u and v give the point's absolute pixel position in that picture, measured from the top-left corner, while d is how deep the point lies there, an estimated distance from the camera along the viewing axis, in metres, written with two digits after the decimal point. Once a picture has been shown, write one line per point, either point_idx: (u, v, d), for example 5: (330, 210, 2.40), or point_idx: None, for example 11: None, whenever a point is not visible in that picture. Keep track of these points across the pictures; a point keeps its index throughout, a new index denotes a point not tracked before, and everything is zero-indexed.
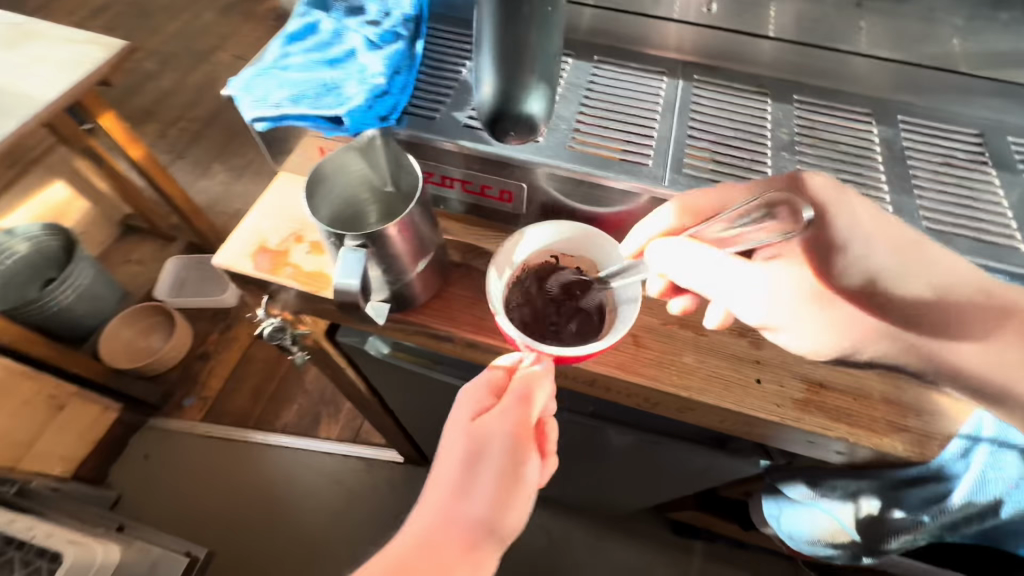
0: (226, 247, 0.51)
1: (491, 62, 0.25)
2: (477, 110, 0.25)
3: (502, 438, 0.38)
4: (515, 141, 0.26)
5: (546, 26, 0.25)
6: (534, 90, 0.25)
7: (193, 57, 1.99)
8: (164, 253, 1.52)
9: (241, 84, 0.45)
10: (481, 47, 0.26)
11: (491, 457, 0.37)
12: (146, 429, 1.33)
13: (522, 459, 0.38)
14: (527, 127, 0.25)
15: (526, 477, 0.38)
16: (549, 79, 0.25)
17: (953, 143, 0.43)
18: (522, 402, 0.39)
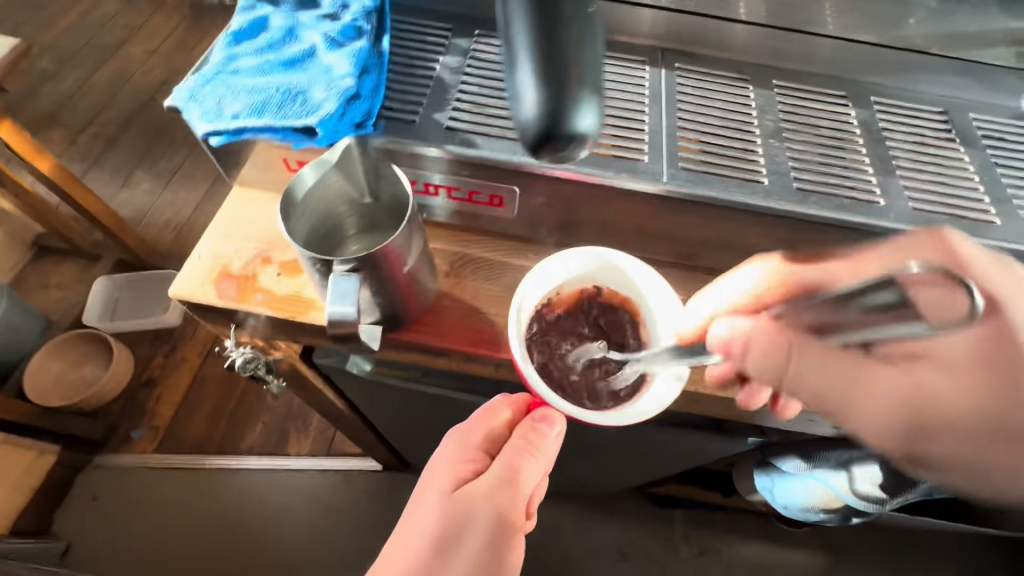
0: (182, 274, 0.46)
1: (534, 75, 0.22)
2: (521, 129, 0.23)
3: (484, 513, 0.41)
4: (560, 159, 0.24)
5: (587, 31, 0.23)
6: (583, 103, 0.22)
7: (98, 53, 1.79)
8: (88, 274, 1.38)
9: (188, 94, 0.40)
10: (518, 56, 0.23)
11: (473, 528, 0.41)
12: (91, 470, 1.21)
13: (501, 536, 0.41)
14: (575, 140, 0.23)
15: (502, 554, 0.41)
16: (597, 90, 0.23)
17: (925, 122, 0.45)
18: (511, 481, 0.43)
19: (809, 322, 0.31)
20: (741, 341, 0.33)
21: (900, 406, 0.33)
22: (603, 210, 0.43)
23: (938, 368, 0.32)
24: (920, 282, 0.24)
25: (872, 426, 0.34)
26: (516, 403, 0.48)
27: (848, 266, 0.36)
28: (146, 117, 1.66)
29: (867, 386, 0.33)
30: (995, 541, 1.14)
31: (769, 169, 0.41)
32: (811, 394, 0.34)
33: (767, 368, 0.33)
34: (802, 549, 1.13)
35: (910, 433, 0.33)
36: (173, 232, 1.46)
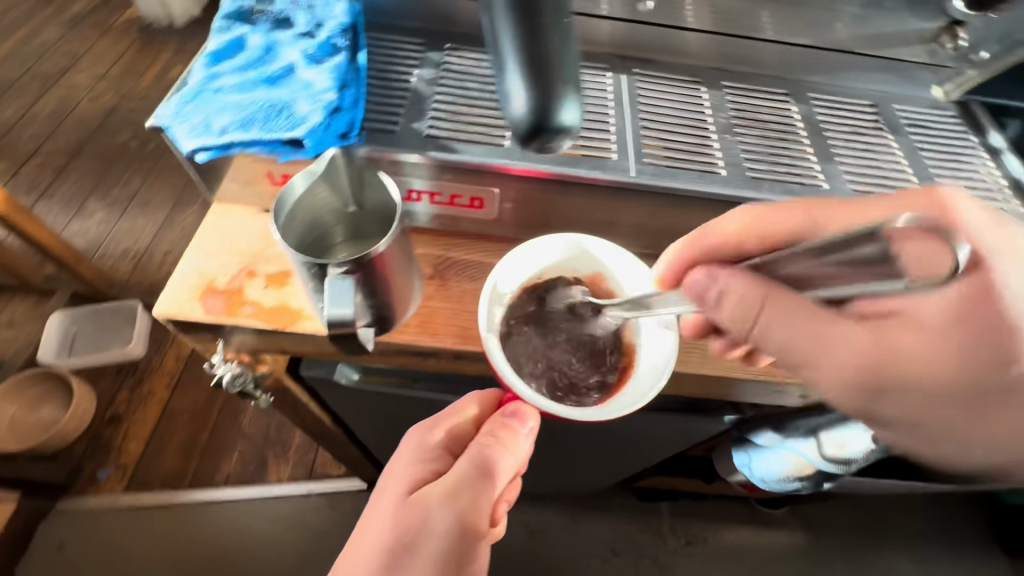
0: (166, 292, 0.46)
1: (520, 74, 0.25)
2: (512, 122, 0.26)
3: (441, 517, 0.43)
4: (546, 148, 0.27)
5: (562, 33, 0.27)
6: (564, 99, 0.26)
7: (41, 82, 1.73)
8: (41, 309, 1.33)
9: (171, 112, 0.40)
10: (503, 59, 0.26)
11: (431, 533, 0.42)
12: (54, 516, 1.15)
13: (462, 540, 0.42)
14: (561, 132, 0.26)
15: (462, 557, 0.42)
16: (576, 86, 0.26)
17: (857, 114, 0.50)
18: (474, 485, 0.44)
19: (793, 276, 0.34)
20: (716, 289, 0.36)
21: (862, 362, 0.33)
22: (576, 207, 0.46)
23: (907, 327, 0.32)
24: (906, 236, 0.24)
25: (833, 380, 0.35)
26: (484, 399, 0.49)
27: (837, 217, 0.38)
28: (97, 145, 1.60)
29: (834, 344, 0.33)
30: (958, 506, 1.22)
31: (725, 161, 0.45)
32: (773, 347, 0.35)
33: (740, 316, 0.35)
34: (782, 530, 1.18)
35: (869, 388, 0.34)
36: (131, 261, 1.41)
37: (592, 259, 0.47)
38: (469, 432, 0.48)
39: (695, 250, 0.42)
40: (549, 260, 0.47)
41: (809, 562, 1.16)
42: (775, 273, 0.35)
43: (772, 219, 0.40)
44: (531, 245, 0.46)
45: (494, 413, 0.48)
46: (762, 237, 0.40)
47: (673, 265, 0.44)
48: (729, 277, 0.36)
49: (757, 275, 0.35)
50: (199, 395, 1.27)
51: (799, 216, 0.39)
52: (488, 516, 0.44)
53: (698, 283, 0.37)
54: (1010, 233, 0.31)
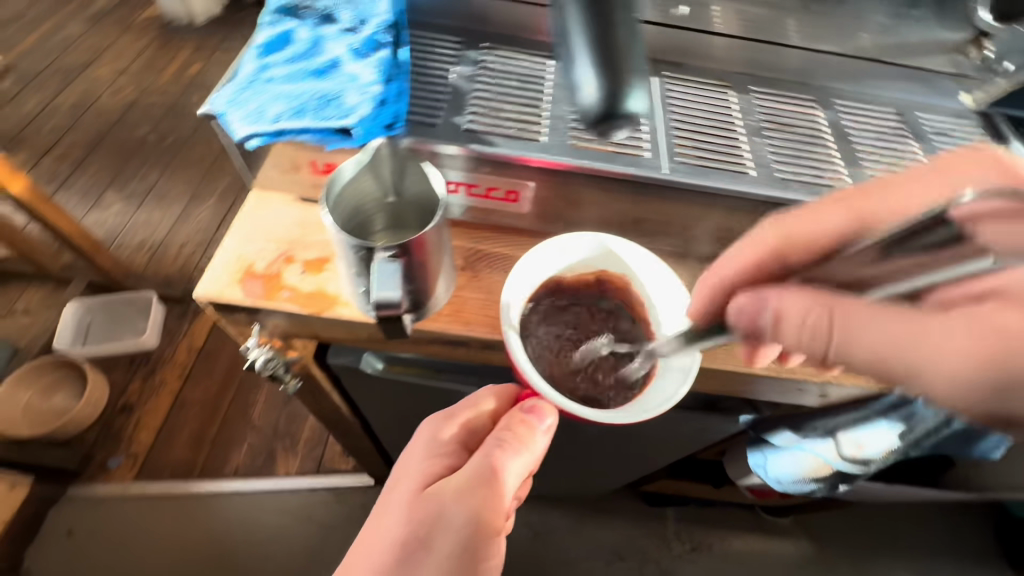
0: (208, 275, 0.48)
1: (590, 64, 0.27)
2: (582, 109, 0.27)
3: (455, 512, 0.43)
4: (614, 135, 0.29)
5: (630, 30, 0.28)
6: (633, 89, 0.27)
7: (64, 75, 1.76)
8: (58, 297, 1.35)
9: (225, 100, 0.42)
10: (574, 51, 0.28)
11: (446, 528, 0.43)
12: (65, 502, 1.16)
13: (476, 538, 0.43)
14: (627, 119, 0.27)
15: (478, 554, 0.43)
16: (644, 78, 0.28)
17: (882, 120, 0.51)
18: (489, 485, 0.44)
19: (851, 279, 0.36)
20: (771, 309, 0.36)
21: (976, 357, 0.31)
22: (604, 203, 0.48)
23: (1013, 307, 0.31)
24: (976, 216, 0.26)
25: (946, 382, 0.32)
26: (501, 394, 0.50)
27: (886, 208, 0.37)
28: (116, 138, 1.63)
29: (932, 340, 0.32)
30: (965, 520, 1.21)
31: (754, 162, 0.46)
32: (866, 359, 0.34)
33: (808, 333, 0.34)
34: (787, 539, 1.18)
35: (994, 384, 0.32)
36: (148, 252, 1.43)
37: (617, 261, 0.48)
38: (485, 427, 0.49)
39: (739, 271, 0.40)
40: (576, 257, 0.49)
41: (815, 571, 1.16)
42: (832, 275, 0.37)
43: (811, 228, 0.38)
44: (550, 245, 0.47)
45: (511, 409, 0.49)
46: (802, 246, 0.38)
47: (707, 295, 0.42)
48: (785, 293, 0.36)
49: (810, 291, 0.35)
50: (210, 386, 1.28)
51: (841, 216, 0.37)
52: (502, 512, 0.44)
53: (749, 308, 0.37)
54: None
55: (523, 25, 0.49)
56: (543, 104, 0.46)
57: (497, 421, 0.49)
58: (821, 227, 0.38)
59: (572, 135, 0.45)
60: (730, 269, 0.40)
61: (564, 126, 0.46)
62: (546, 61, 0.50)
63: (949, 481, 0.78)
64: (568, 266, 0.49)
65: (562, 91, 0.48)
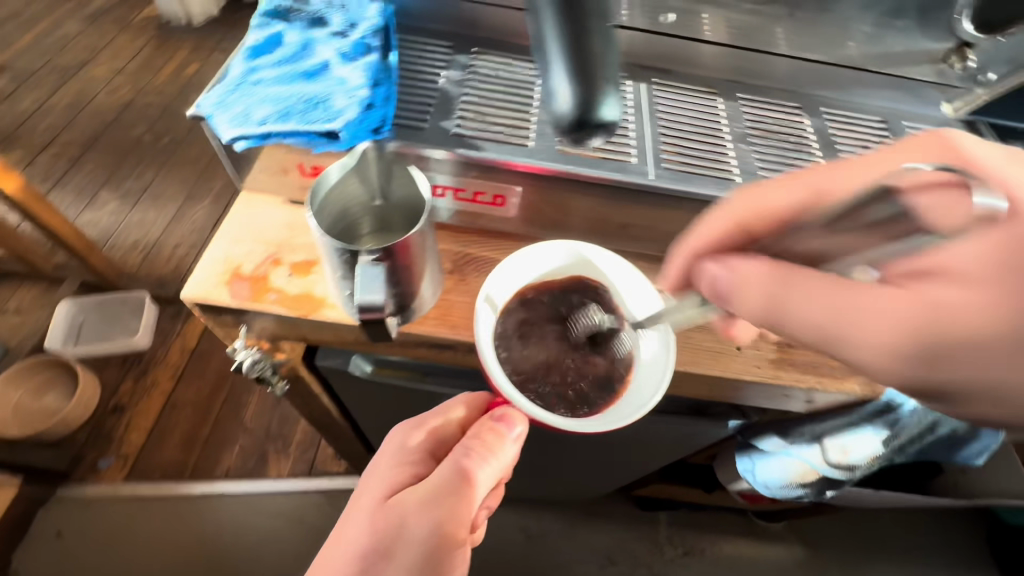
0: (193, 277, 0.48)
1: (562, 72, 0.27)
2: (556, 117, 0.28)
3: (416, 523, 0.42)
4: (590, 141, 0.29)
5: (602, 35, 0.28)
6: (606, 95, 0.27)
7: (60, 74, 1.76)
8: (50, 297, 1.34)
9: (213, 102, 0.42)
10: (547, 58, 0.28)
11: (408, 538, 0.42)
12: (53, 502, 1.15)
13: (438, 548, 0.42)
14: (601, 127, 0.28)
15: (439, 564, 0.42)
16: (616, 84, 0.28)
17: (867, 128, 0.52)
18: (453, 494, 0.43)
19: (812, 253, 0.36)
20: (730, 275, 0.36)
21: (905, 330, 0.31)
22: (591, 208, 0.48)
23: (946, 284, 0.30)
24: (919, 185, 0.28)
25: (880, 357, 0.31)
26: (473, 403, 0.50)
27: (836, 186, 0.37)
28: (111, 138, 1.63)
29: (863, 313, 0.31)
30: (956, 526, 1.22)
31: (740, 168, 0.47)
32: (804, 330, 0.33)
33: (761, 303, 0.35)
34: (779, 544, 1.18)
35: (920, 357, 0.30)
36: (141, 252, 1.43)
37: (593, 269, 0.49)
38: (453, 436, 0.48)
39: (700, 242, 0.41)
40: (550, 266, 0.49)
41: None
42: (794, 251, 0.37)
43: (769, 199, 0.39)
44: (529, 251, 0.48)
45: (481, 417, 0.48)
46: (768, 218, 0.38)
47: (677, 269, 0.43)
48: (741, 263, 0.36)
49: (770, 260, 0.35)
50: (202, 387, 1.28)
51: (798, 191, 0.38)
52: (467, 522, 0.43)
53: (715, 275, 0.38)
54: (1015, 163, 0.33)
55: (513, 30, 0.50)
56: (531, 109, 0.47)
57: (465, 430, 0.49)
58: (775, 200, 0.38)
59: (558, 141, 0.45)
60: (697, 242, 0.41)
61: (551, 131, 0.46)
62: (535, 66, 0.50)
63: (937, 486, 0.79)
64: (550, 272, 0.49)
65: None
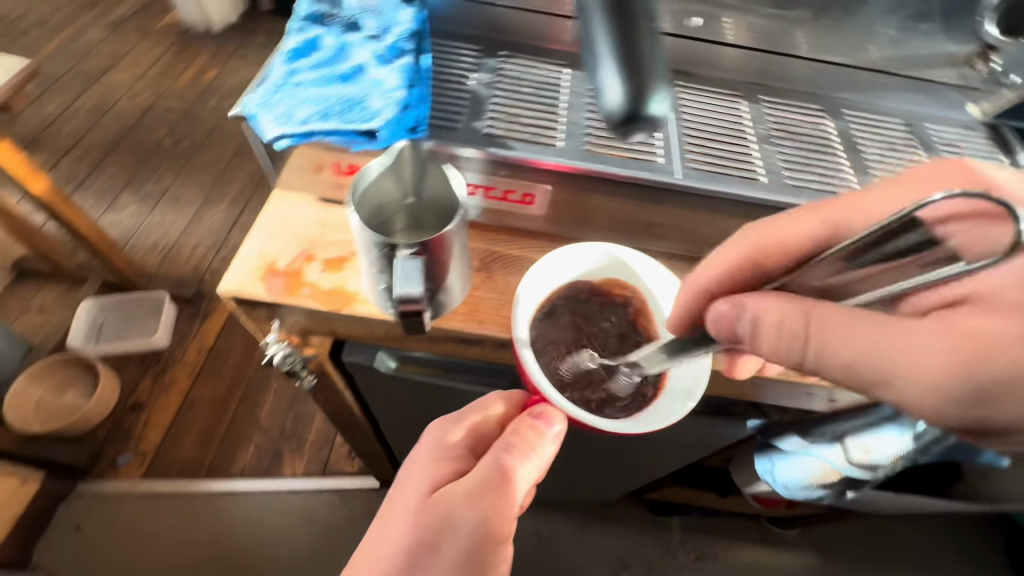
0: (231, 271, 0.50)
1: (614, 69, 0.29)
2: (608, 112, 0.29)
3: (461, 519, 0.42)
4: (636, 136, 0.30)
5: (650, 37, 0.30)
6: (656, 92, 0.29)
7: (84, 79, 1.80)
8: (73, 296, 1.37)
9: (256, 103, 0.44)
10: (599, 57, 0.30)
11: (453, 534, 0.42)
12: (73, 498, 1.17)
13: (484, 545, 0.42)
14: (649, 121, 0.29)
15: (484, 561, 0.42)
16: (666, 84, 0.30)
17: (890, 130, 0.52)
18: (498, 490, 0.43)
19: (825, 286, 0.36)
20: (747, 316, 0.36)
21: (956, 367, 0.29)
22: (616, 207, 0.49)
23: (978, 312, 0.30)
24: (942, 218, 0.28)
25: (927, 395, 0.30)
26: (511, 399, 0.50)
27: (859, 218, 0.36)
28: (133, 141, 1.67)
29: (901, 347, 0.31)
30: (974, 536, 1.20)
31: (765, 169, 0.47)
32: (839, 368, 0.32)
33: (789, 342, 0.34)
34: (793, 550, 1.18)
35: (969, 394, 0.29)
36: (161, 253, 1.45)
37: (622, 270, 0.50)
38: (492, 432, 0.49)
39: (716, 278, 0.40)
40: (584, 267, 0.50)
41: None
42: (807, 285, 0.37)
43: (789, 231, 0.38)
44: (567, 249, 0.49)
45: (519, 414, 0.49)
46: (778, 254, 0.38)
47: (682, 307, 0.43)
48: (763, 303, 0.35)
49: (789, 296, 0.35)
50: (219, 386, 1.30)
51: (817, 222, 0.37)
52: (511, 517, 0.43)
53: (725, 315, 0.37)
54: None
55: (541, 34, 0.51)
56: (560, 110, 0.48)
57: (504, 426, 0.49)
58: (792, 227, 0.38)
59: (587, 141, 0.46)
60: (719, 276, 0.40)
61: (580, 132, 0.47)
62: (561, 69, 0.51)
63: (957, 493, 0.78)
64: (582, 273, 0.50)
65: (579, 98, 0.49)
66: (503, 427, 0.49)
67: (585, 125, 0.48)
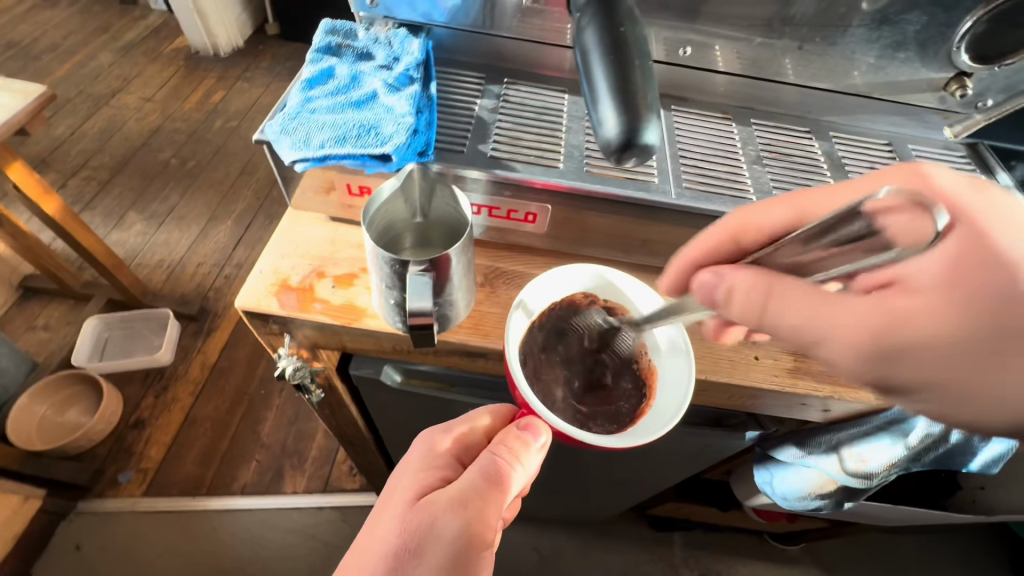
0: (245, 288, 0.52)
1: (611, 106, 0.33)
2: (606, 142, 0.33)
3: (443, 525, 0.42)
4: (632, 161, 0.34)
5: (644, 74, 0.34)
6: (649, 123, 0.32)
7: (92, 102, 1.85)
8: (79, 313, 1.39)
9: (275, 129, 0.47)
10: (598, 97, 0.34)
11: (436, 539, 0.42)
12: (72, 518, 1.15)
13: (468, 551, 0.41)
14: (643, 149, 0.32)
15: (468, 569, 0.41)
16: (658, 115, 0.33)
17: (873, 151, 0.55)
18: (484, 498, 0.43)
19: (794, 264, 0.36)
20: (723, 286, 0.37)
21: (870, 337, 0.33)
22: (613, 224, 0.51)
23: (906, 291, 0.32)
24: (886, 209, 0.28)
25: (845, 356, 0.34)
26: (497, 412, 0.51)
27: (821, 205, 0.39)
28: (140, 162, 1.70)
29: (837, 315, 0.33)
30: (975, 550, 1.20)
31: (755, 188, 0.50)
32: (787, 332, 0.35)
33: (749, 309, 0.36)
34: (795, 566, 1.17)
35: (879, 356, 0.33)
36: (166, 270, 1.48)
37: (616, 290, 0.52)
38: (479, 443, 0.49)
39: (694, 254, 0.43)
40: (576, 287, 0.52)
41: None
42: (775, 263, 0.37)
43: (756, 216, 0.41)
44: (565, 270, 0.51)
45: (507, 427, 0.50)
46: (754, 233, 0.41)
47: (673, 276, 0.46)
48: (731, 271, 0.37)
49: (755, 268, 0.37)
50: (222, 403, 1.30)
51: (786, 209, 0.40)
52: (495, 525, 0.43)
53: (707, 283, 0.38)
54: (987, 195, 0.33)
55: (541, 61, 0.54)
56: (561, 134, 0.50)
57: (490, 439, 0.50)
58: (761, 212, 0.41)
59: (586, 162, 0.49)
60: (695, 249, 0.43)
61: (579, 155, 0.49)
62: (561, 95, 0.54)
63: (954, 504, 0.79)
64: (574, 293, 0.52)
65: (578, 123, 0.52)
66: (490, 439, 0.50)
67: (583, 148, 0.50)
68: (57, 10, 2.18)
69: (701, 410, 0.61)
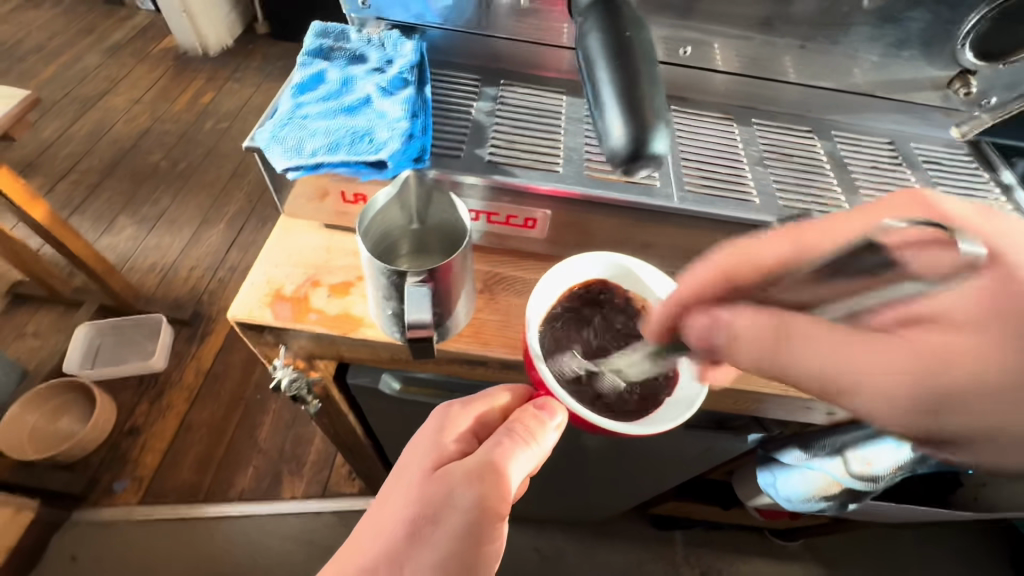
0: (237, 299, 0.50)
1: (618, 114, 0.32)
2: (613, 151, 0.32)
3: (457, 499, 0.41)
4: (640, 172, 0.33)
5: (650, 80, 0.33)
6: (656, 131, 0.31)
7: (80, 104, 1.82)
8: (69, 320, 1.37)
9: (266, 136, 0.45)
10: (603, 104, 0.32)
11: (452, 512, 0.41)
12: (67, 528, 1.14)
13: (483, 524, 0.41)
14: (652, 158, 0.31)
15: (483, 541, 0.41)
16: (665, 122, 0.32)
17: (876, 149, 0.54)
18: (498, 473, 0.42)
19: (796, 301, 0.34)
20: (723, 332, 0.34)
21: (909, 378, 0.30)
22: (614, 228, 0.50)
23: (942, 329, 0.29)
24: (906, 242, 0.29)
25: (884, 404, 0.30)
26: (516, 391, 0.48)
27: (820, 236, 0.34)
28: (129, 164, 1.67)
29: (865, 362, 0.30)
30: (974, 543, 1.20)
31: (758, 191, 0.49)
32: (809, 379, 0.32)
33: (758, 352, 0.33)
34: (796, 562, 1.17)
35: (925, 404, 0.29)
36: (159, 274, 1.46)
37: (628, 278, 0.50)
38: (496, 420, 0.47)
39: (688, 291, 0.37)
40: (588, 274, 0.50)
41: None
42: (777, 300, 0.34)
43: (754, 250, 0.35)
44: (576, 262, 0.49)
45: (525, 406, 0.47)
46: (748, 269, 0.35)
47: (659, 320, 0.40)
48: (733, 316, 0.34)
49: (757, 312, 0.33)
50: (217, 408, 1.28)
51: (786, 242, 0.35)
52: (509, 499, 0.42)
53: (705, 330, 0.35)
54: (998, 220, 0.31)
55: (538, 63, 0.53)
56: (560, 137, 0.49)
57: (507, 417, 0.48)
58: (758, 245, 0.35)
59: (586, 165, 0.48)
60: (687, 285, 0.37)
61: (578, 158, 0.48)
62: (559, 97, 0.53)
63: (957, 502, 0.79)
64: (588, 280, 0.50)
65: (576, 125, 0.51)
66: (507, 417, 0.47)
67: (582, 151, 0.49)
68: (41, 11, 2.14)
69: (704, 414, 0.61)
